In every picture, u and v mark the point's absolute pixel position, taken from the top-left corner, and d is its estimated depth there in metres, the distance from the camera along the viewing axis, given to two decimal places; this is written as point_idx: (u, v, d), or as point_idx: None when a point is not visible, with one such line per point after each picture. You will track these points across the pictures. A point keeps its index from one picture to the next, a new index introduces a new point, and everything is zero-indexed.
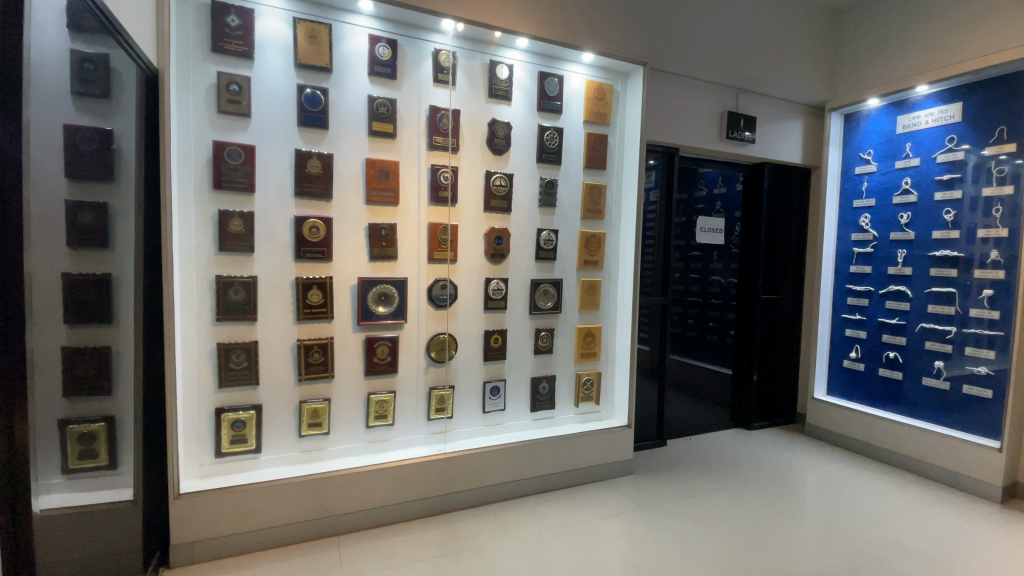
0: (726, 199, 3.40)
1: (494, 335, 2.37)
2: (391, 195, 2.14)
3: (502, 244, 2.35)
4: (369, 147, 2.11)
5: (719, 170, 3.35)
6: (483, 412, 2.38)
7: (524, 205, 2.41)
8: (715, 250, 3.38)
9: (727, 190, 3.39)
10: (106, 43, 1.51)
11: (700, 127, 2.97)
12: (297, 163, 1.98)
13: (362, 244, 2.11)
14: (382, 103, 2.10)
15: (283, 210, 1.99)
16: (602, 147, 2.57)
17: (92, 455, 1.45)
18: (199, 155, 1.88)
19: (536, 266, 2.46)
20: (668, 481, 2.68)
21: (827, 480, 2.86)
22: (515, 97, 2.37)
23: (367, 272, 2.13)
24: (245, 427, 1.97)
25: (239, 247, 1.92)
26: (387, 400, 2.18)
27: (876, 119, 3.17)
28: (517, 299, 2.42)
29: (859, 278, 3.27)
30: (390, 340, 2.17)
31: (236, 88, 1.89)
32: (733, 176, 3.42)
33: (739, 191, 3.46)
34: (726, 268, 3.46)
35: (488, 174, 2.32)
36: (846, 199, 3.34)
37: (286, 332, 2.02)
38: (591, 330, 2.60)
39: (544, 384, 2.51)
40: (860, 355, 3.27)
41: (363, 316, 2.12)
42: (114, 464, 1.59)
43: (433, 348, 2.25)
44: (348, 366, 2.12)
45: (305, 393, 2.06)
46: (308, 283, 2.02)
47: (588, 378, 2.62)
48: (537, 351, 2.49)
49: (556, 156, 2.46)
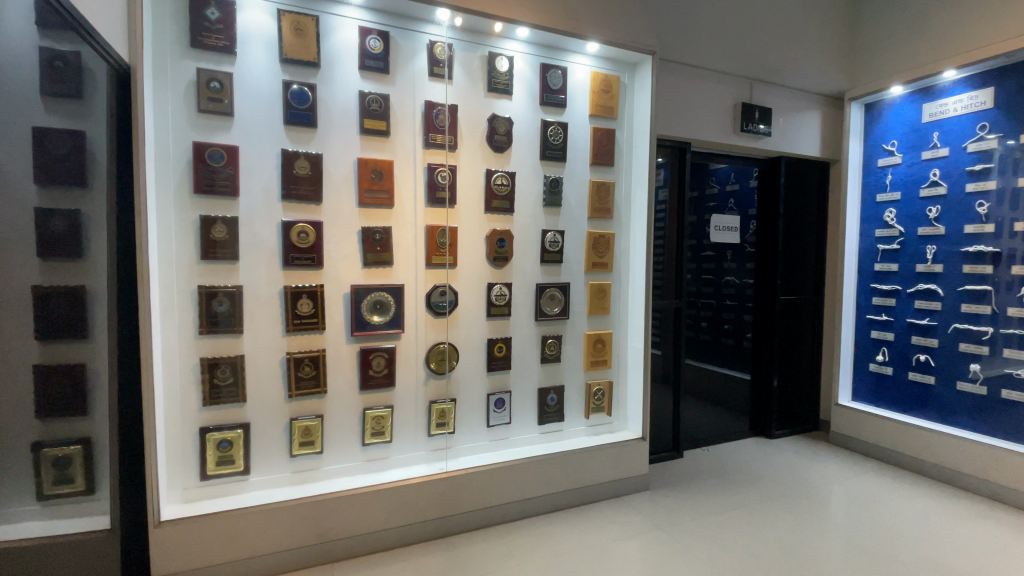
0: (739, 196, 3.23)
1: (498, 344, 2.23)
2: (386, 197, 2.00)
3: (505, 246, 2.21)
4: (361, 146, 1.98)
5: (734, 165, 3.19)
6: (487, 425, 2.23)
7: (528, 205, 2.28)
8: (729, 249, 3.21)
9: (743, 186, 3.23)
10: (73, 41, 1.40)
11: (712, 120, 2.80)
12: (284, 164, 1.86)
13: (355, 249, 1.98)
14: (375, 99, 1.97)
15: (270, 215, 1.87)
16: (610, 142, 2.42)
17: (66, 481, 1.37)
18: (179, 158, 1.76)
19: (541, 270, 2.31)
20: (687, 497, 2.51)
21: (855, 493, 2.68)
22: (516, 90, 2.23)
23: (361, 279, 2.00)
24: (232, 447, 1.85)
25: (222, 255, 1.80)
26: (385, 415, 2.04)
27: (899, 108, 2.99)
28: (522, 305, 2.28)
29: (885, 276, 3.07)
30: (386, 351, 2.03)
31: (217, 85, 1.77)
32: (748, 170, 3.26)
33: (755, 188, 3.29)
34: (742, 269, 3.29)
35: (488, 173, 2.18)
36: (869, 193, 3.16)
37: (275, 344, 1.90)
38: (601, 337, 2.45)
39: (552, 395, 2.36)
40: (888, 358, 3.08)
41: (357, 326, 1.98)
42: (89, 490, 1.48)
43: (433, 359, 2.11)
44: (342, 380, 1.99)
45: (296, 409, 1.93)
46: (298, 292, 1.89)
47: (599, 388, 2.47)
48: (544, 360, 2.33)
49: (560, 153, 2.32)
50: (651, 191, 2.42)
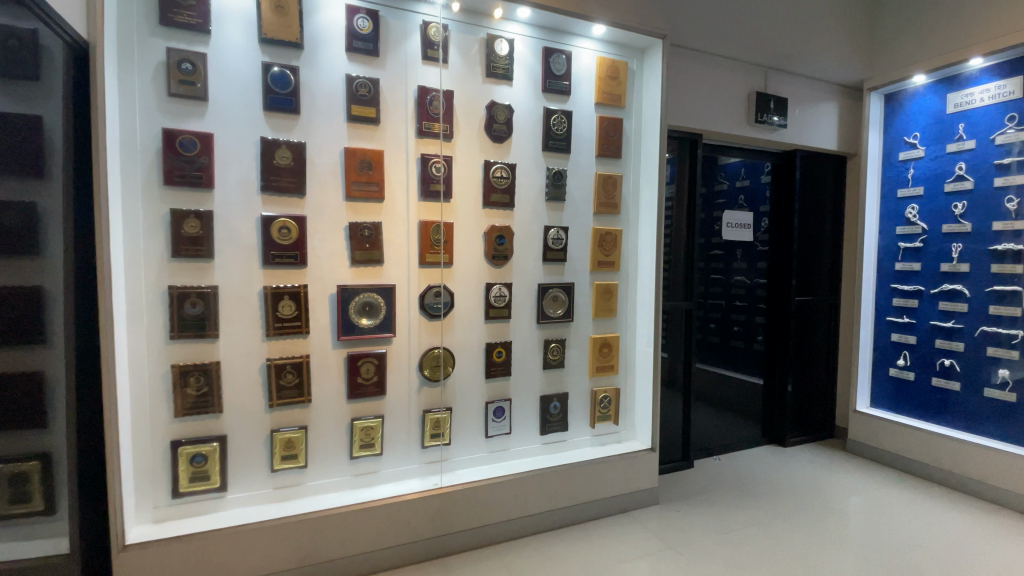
0: (749, 192, 3.06)
1: (497, 349, 2.07)
2: (376, 190, 1.84)
3: (505, 244, 2.05)
4: (348, 134, 1.82)
5: (746, 159, 3.03)
6: (485, 436, 2.08)
7: (530, 200, 2.12)
8: (739, 248, 3.04)
9: (753, 182, 3.06)
10: (27, 20, 1.27)
11: (725, 110, 2.64)
12: (263, 153, 1.71)
13: (342, 246, 1.82)
14: (363, 83, 1.82)
15: (248, 209, 1.72)
16: (617, 132, 2.26)
17: (22, 500, 1.25)
18: (147, 146, 1.61)
19: (543, 269, 2.16)
20: (699, 512, 2.35)
21: (876, 506, 2.52)
22: (516, 75, 2.08)
23: (348, 279, 1.84)
24: (207, 462, 1.69)
25: (194, 252, 1.64)
26: (374, 426, 1.88)
27: (922, 98, 2.82)
28: (523, 306, 2.12)
29: (906, 276, 2.90)
30: (376, 357, 1.87)
31: (189, 67, 1.62)
32: (761, 165, 3.09)
33: (768, 183, 3.13)
34: (755, 268, 3.14)
35: (487, 164, 2.02)
36: (889, 188, 2.99)
37: (254, 350, 1.74)
38: (607, 340, 2.29)
39: (555, 403, 2.20)
40: (910, 363, 2.91)
41: (344, 330, 1.82)
42: (47, 511, 1.35)
43: (426, 365, 1.95)
44: (327, 388, 1.83)
45: (277, 420, 1.78)
46: (279, 293, 1.74)
47: (605, 395, 2.30)
48: (546, 366, 2.18)
49: (564, 143, 2.16)
50: (661, 185, 2.27)
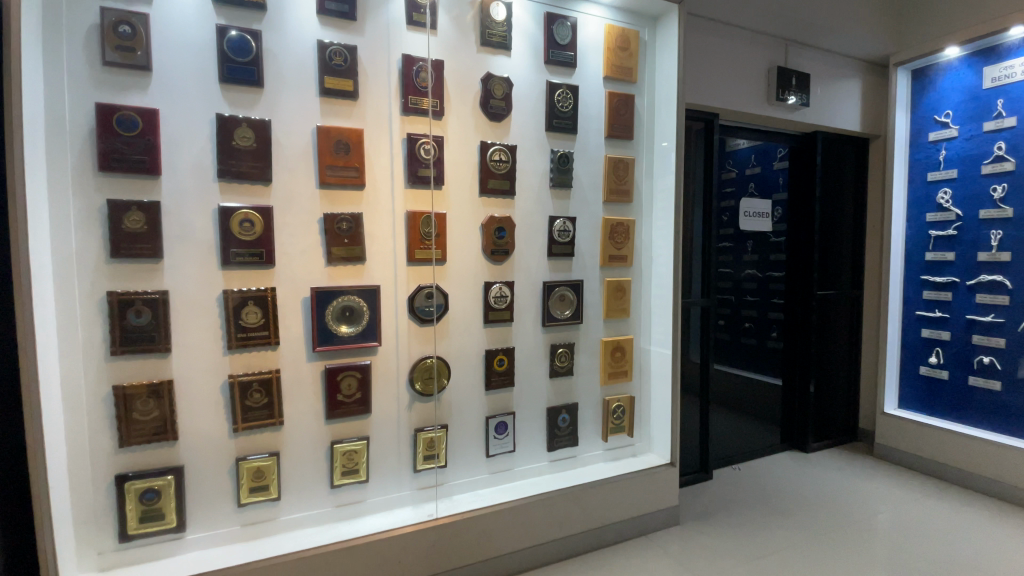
0: (760, 179, 2.80)
1: (498, 356, 1.82)
2: (355, 174, 1.58)
3: (505, 237, 1.80)
4: (322, 111, 1.57)
5: (762, 143, 2.80)
6: (486, 456, 1.83)
7: (534, 186, 1.87)
8: (750, 240, 2.79)
9: (765, 169, 2.81)
10: None
11: (744, 87, 2.39)
12: (220, 133, 1.45)
13: (316, 241, 1.56)
14: (338, 51, 1.55)
15: (203, 200, 1.46)
16: (628, 110, 2.01)
17: None
18: (78, 126, 1.34)
19: (549, 265, 1.91)
20: (724, 533, 2.11)
21: (915, 518, 2.30)
22: (515, 45, 1.82)
23: (325, 280, 1.58)
24: (160, 499, 1.44)
25: (138, 251, 1.38)
26: (358, 450, 1.63)
27: (955, 73, 2.59)
28: (526, 307, 1.87)
29: (938, 267, 2.68)
30: (359, 369, 1.61)
31: (127, 30, 1.36)
32: (778, 149, 2.86)
33: (786, 169, 2.90)
34: (773, 261, 2.92)
35: (484, 146, 1.77)
36: (918, 172, 2.76)
37: (215, 365, 1.49)
38: (621, 343, 2.05)
39: (564, 415, 1.95)
40: (943, 361, 2.69)
41: (320, 339, 1.56)
42: None
43: (418, 378, 1.69)
44: (302, 407, 1.58)
45: (243, 446, 1.53)
46: (242, 298, 1.48)
47: (619, 404, 2.06)
48: (553, 374, 1.93)
49: (570, 122, 1.91)
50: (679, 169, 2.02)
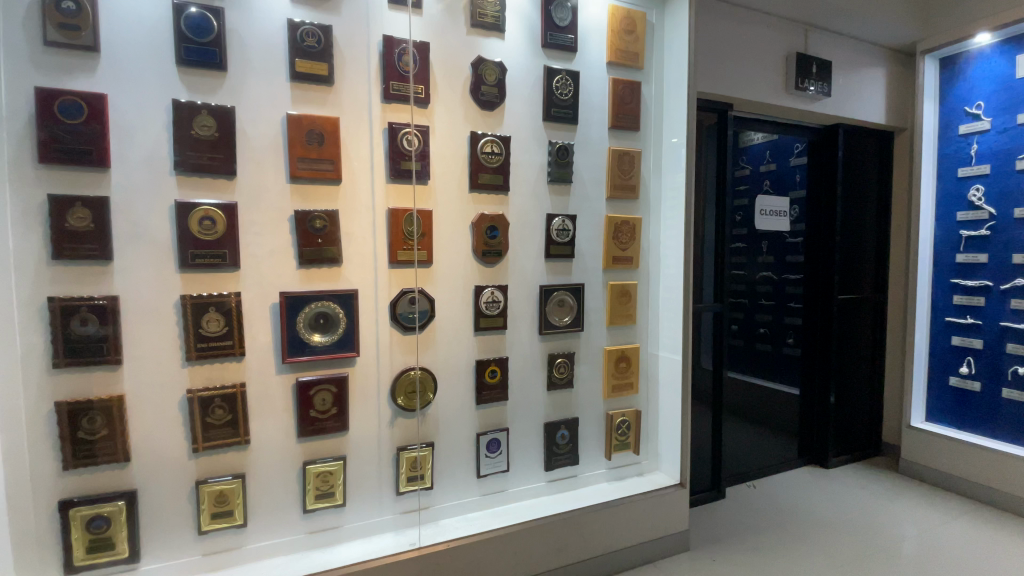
0: (776, 177, 2.60)
1: (489, 368, 1.65)
2: (330, 167, 1.43)
3: (497, 237, 1.64)
4: (293, 97, 1.42)
5: (777, 137, 2.60)
6: (477, 476, 1.67)
7: (530, 181, 1.70)
8: (765, 240, 2.61)
9: (780, 165, 2.60)
10: None
11: (760, 76, 2.21)
12: (177, 122, 1.30)
13: (286, 241, 1.41)
14: (310, 31, 1.40)
15: (159, 196, 1.31)
16: (634, 98, 1.85)
17: None
18: (16, 112, 1.20)
19: (546, 267, 1.74)
20: (738, 560, 1.93)
21: (946, 543, 2.10)
22: (509, 26, 1.66)
23: (295, 284, 1.42)
24: (110, 527, 1.29)
25: (84, 252, 1.24)
26: (333, 471, 1.47)
27: (987, 60, 2.39)
28: (521, 314, 1.71)
29: (969, 269, 2.48)
30: (334, 383, 1.46)
31: (71, 6, 1.21)
32: (796, 144, 2.67)
33: (805, 165, 2.72)
34: (790, 262, 2.73)
35: (474, 137, 1.61)
36: (947, 168, 2.56)
37: (172, 379, 1.34)
38: (625, 353, 1.88)
39: (563, 431, 1.79)
40: (974, 371, 2.49)
41: (291, 349, 1.41)
42: None
43: (400, 392, 1.53)
44: (271, 425, 1.43)
45: (205, 468, 1.38)
46: (202, 304, 1.33)
47: (623, 419, 1.89)
48: (551, 387, 1.76)
49: (570, 112, 1.74)
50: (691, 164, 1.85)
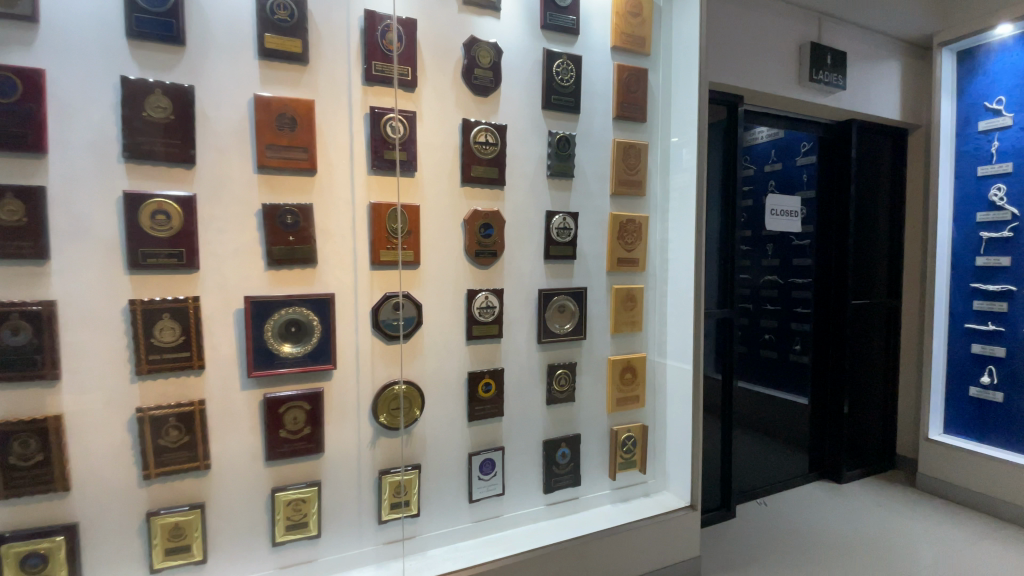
0: (782, 176, 2.46)
1: (483, 381, 1.49)
2: (303, 156, 1.27)
3: (492, 236, 1.48)
4: (262, 76, 1.26)
5: (783, 136, 2.47)
6: (470, 502, 1.50)
7: (528, 175, 1.54)
8: (770, 243, 2.47)
9: (786, 165, 2.47)
10: None
11: (772, 66, 2.08)
12: (127, 102, 1.14)
13: (253, 239, 1.25)
14: (282, 2, 1.24)
15: (106, 186, 1.15)
16: (640, 87, 1.70)
17: None
18: None
19: (546, 269, 1.58)
20: None
21: (975, 567, 1.95)
22: (506, 4, 1.51)
23: (264, 287, 1.26)
24: (46, 566, 1.11)
25: (15, 250, 1.07)
26: (306, 499, 1.31)
27: (1009, 52, 2.26)
28: (518, 321, 1.55)
29: (991, 273, 2.34)
30: (307, 399, 1.29)
31: None
32: (804, 142, 2.54)
33: (816, 164, 2.59)
34: (798, 267, 2.60)
35: (467, 125, 1.45)
36: (965, 167, 2.43)
37: (120, 395, 1.17)
38: (631, 363, 1.72)
39: (564, 449, 1.63)
40: (996, 382, 2.34)
41: (257, 362, 1.25)
42: None
43: (382, 409, 1.37)
44: (236, 446, 1.26)
45: (158, 497, 1.21)
46: (155, 310, 1.17)
47: (629, 435, 1.74)
48: (550, 401, 1.60)
49: (572, 99, 1.59)
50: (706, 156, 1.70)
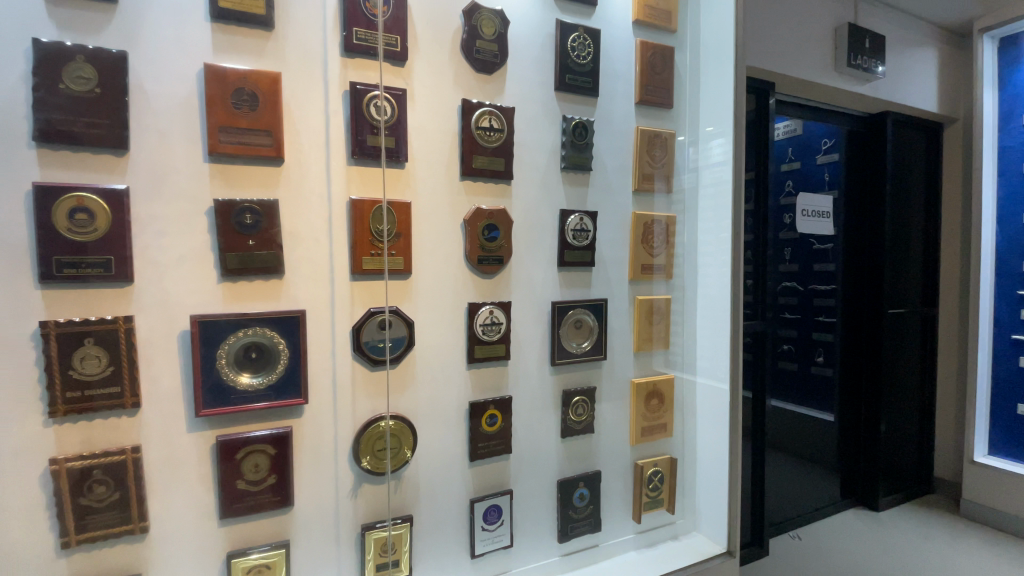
0: (800, 176, 2.24)
1: (488, 412, 1.24)
2: (267, 142, 1.03)
3: (497, 239, 1.24)
4: (214, 42, 1.01)
5: (801, 133, 2.26)
6: (472, 557, 1.25)
7: (539, 167, 1.31)
8: (788, 246, 2.25)
9: (806, 164, 2.25)
10: None
11: (806, 49, 1.86)
12: (38, 69, 0.89)
13: (204, 243, 1.00)
14: None
15: (10, 176, 0.89)
16: (666, 67, 1.47)
17: None
18: None
19: (560, 279, 1.34)
20: None
21: None
22: None
23: (216, 303, 1.01)
24: None
25: None
26: (270, 564, 1.05)
27: None
28: (528, 340, 1.30)
29: None
30: (272, 441, 1.05)
31: None
32: (824, 138, 2.32)
33: (840, 161, 2.37)
34: (818, 271, 2.35)
35: (467, 107, 1.21)
36: (1009, 163, 2.21)
37: (30, 444, 0.92)
38: (657, 386, 1.49)
39: (581, 489, 1.39)
40: None
41: (207, 398, 1.00)
42: None
43: (365, 450, 1.12)
44: (182, 502, 1.01)
45: (81, 570, 0.95)
46: (75, 334, 0.92)
47: (656, 470, 1.50)
48: (566, 434, 1.36)
49: (590, 80, 1.36)
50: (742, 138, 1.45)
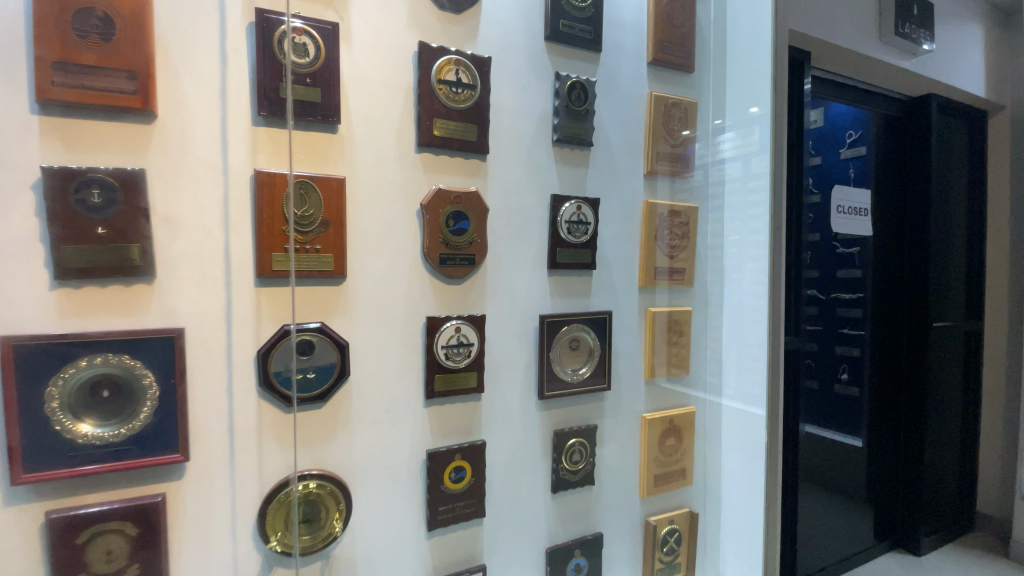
0: (824, 170, 1.95)
1: (453, 465, 0.92)
2: (126, 86, 0.71)
3: (465, 231, 0.92)
4: None
5: (826, 121, 1.96)
6: None
7: (524, 138, 0.99)
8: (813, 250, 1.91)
9: (829, 158, 1.95)
10: None
11: (848, 15, 1.56)
12: None
13: (26, 231, 0.68)
14: None
15: None
16: (687, 20, 1.16)
17: None
18: None
19: (551, 286, 1.03)
20: None
21: None
22: None
23: (47, 320, 0.69)
24: None
25: None
26: None
27: None
28: (508, 366, 0.98)
29: None
30: (133, 516, 0.73)
31: None
32: (849, 129, 2.03)
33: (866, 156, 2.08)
34: (843, 279, 2.05)
35: (426, 53, 0.88)
36: None
37: None
38: (675, 422, 1.18)
39: (578, 559, 1.07)
40: None
41: (28, 458, 0.67)
42: None
43: (276, 521, 0.81)
44: None
45: None
46: None
47: (672, 528, 1.19)
48: (559, 488, 1.04)
49: (591, 28, 1.05)
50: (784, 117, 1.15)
